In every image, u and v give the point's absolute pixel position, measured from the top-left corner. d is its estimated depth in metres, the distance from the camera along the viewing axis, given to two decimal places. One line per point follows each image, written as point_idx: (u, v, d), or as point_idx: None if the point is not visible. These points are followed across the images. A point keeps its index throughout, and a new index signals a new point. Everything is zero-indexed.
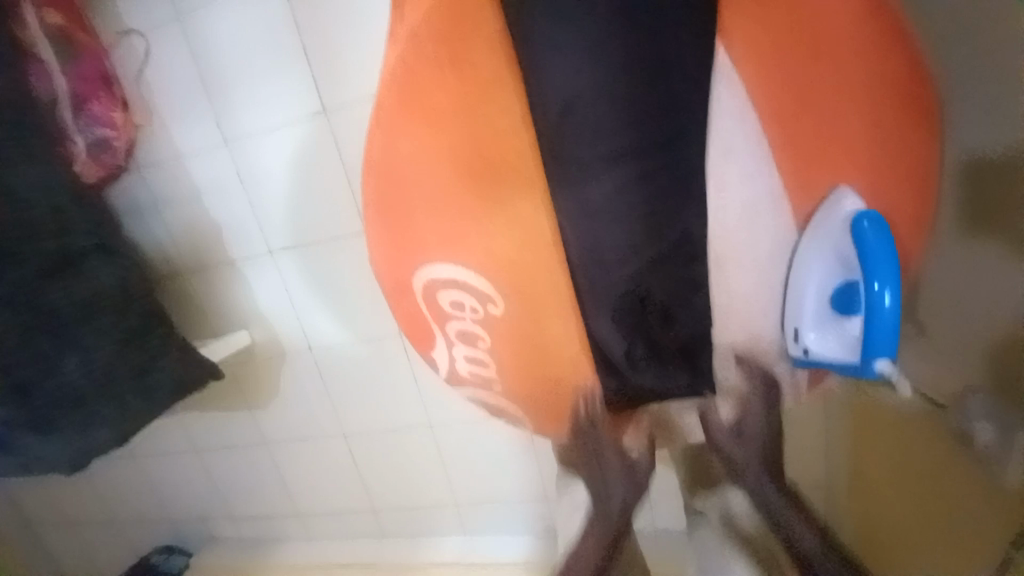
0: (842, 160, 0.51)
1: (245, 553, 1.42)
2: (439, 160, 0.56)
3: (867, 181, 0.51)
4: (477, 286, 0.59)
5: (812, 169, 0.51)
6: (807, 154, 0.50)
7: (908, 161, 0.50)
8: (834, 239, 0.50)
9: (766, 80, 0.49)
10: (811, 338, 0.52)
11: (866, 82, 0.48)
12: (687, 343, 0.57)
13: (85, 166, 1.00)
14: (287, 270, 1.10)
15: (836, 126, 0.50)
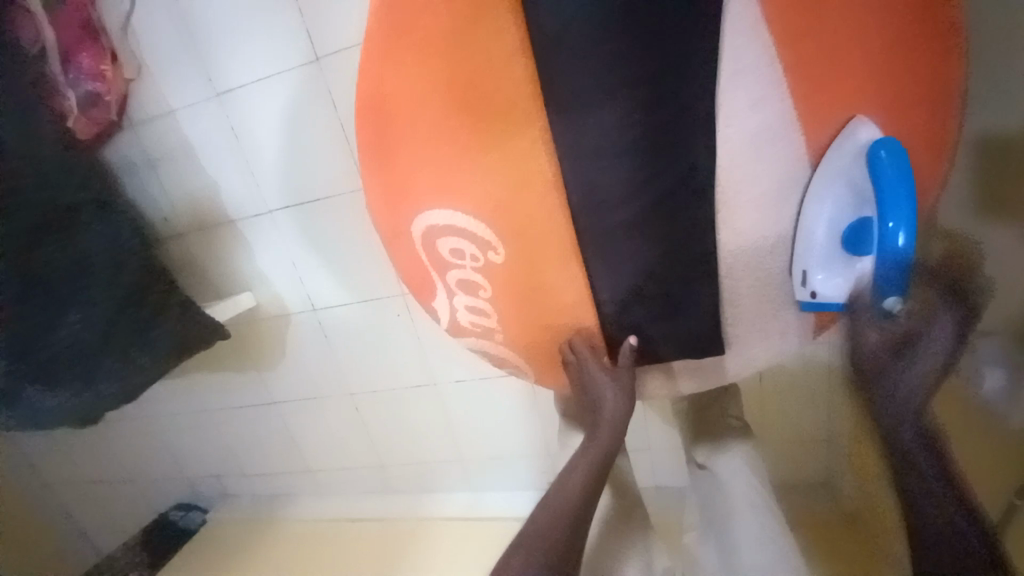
0: (857, 83, 0.48)
1: (259, 509, 1.47)
2: (434, 97, 0.54)
3: (881, 104, 0.49)
4: (476, 233, 0.58)
5: (824, 93, 0.48)
6: (819, 77, 0.48)
7: (921, 81, 0.48)
8: (850, 174, 0.49)
9: None
10: (818, 280, 0.53)
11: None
12: (694, 288, 0.56)
13: (78, 122, 0.99)
14: (287, 229, 1.09)
15: (853, 44, 0.47)
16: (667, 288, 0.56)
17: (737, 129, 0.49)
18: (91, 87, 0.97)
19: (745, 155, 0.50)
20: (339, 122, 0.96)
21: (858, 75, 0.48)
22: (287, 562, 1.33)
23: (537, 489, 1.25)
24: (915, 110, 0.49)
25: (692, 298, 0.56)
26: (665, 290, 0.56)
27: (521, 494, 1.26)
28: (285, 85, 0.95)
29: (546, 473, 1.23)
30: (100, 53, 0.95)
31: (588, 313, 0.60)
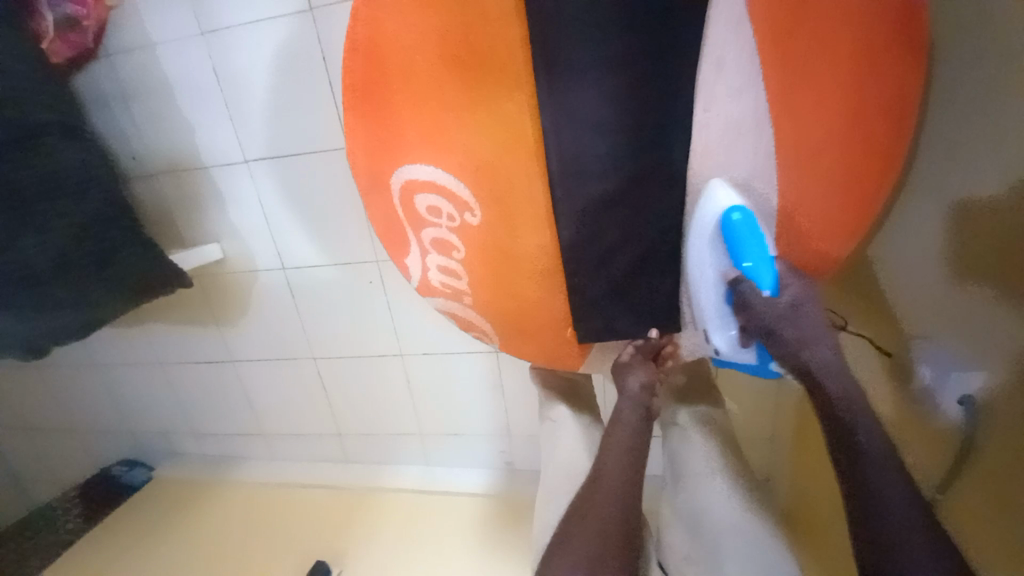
0: (824, 83, 0.49)
1: (208, 469, 1.44)
2: (426, 52, 0.54)
3: (845, 108, 0.49)
4: (455, 191, 0.58)
5: (794, 89, 0.49)
6: (792, 71, 0.49)
7: (882, 106, 0.49)
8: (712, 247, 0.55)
9: None
10: (719, 338, 0.59)
11: (862, 4, 0.47)
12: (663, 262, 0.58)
13: (53, 44, 0.94)
14: (264, 182, 1.07)
15: (827, 47, 0.48)
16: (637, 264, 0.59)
17: (715, 116, 0.51)
18: (72, 10, 0.93)
19: (718, 141, 0.52)
20: (329, 79, 0.95)
21: (825, 91, 0.49)
22: (233, 523, 1.31)
23: (494, 467, 1.27)
24: (877, 134, 0.50)
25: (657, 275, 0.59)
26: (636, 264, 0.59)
27: (476, 472, 1.28)
28: (278, 34, 0.93)
29: (503, 452, 1.25)
30: None
31: (560, 281, 0.61)
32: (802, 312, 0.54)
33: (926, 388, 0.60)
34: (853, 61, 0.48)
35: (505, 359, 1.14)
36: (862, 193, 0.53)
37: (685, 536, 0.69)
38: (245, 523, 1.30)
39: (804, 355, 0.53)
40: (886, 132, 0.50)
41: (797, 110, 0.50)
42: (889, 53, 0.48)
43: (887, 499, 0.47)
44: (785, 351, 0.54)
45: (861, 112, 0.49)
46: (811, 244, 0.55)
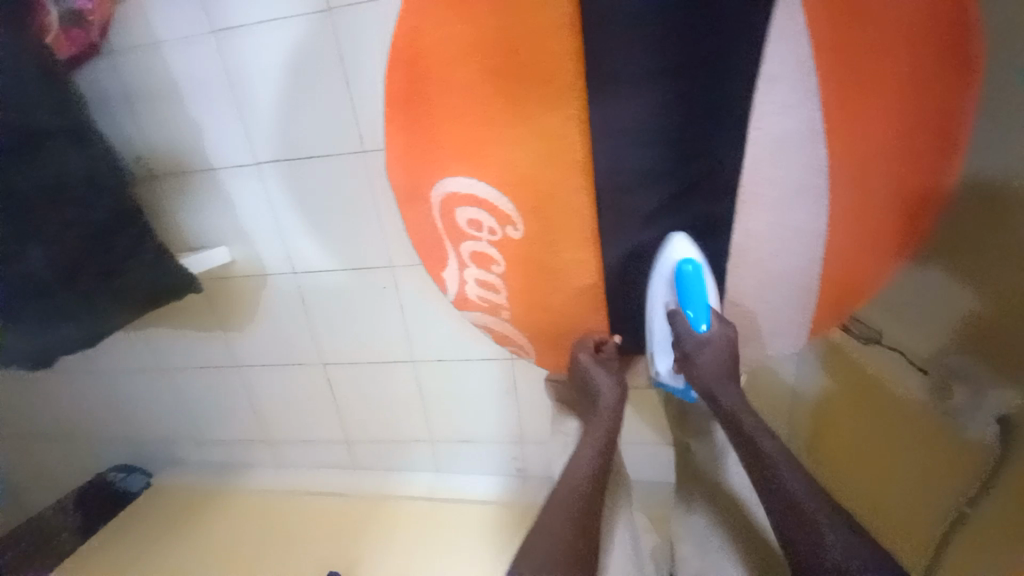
0: (869, 108, 0.49)
1: (211, 476, 1.41)
2: (472, 61, 0.53)
3: (890, 132, 0.50)
4: (496, 204, 0.57)
5: (842, 112, 0.48)
6: (839, 95, 0.48)
7: (931, 128, 0.50)
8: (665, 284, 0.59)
9: (810, 11, 0.46)
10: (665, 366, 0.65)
11: (908, 28, 0.47)
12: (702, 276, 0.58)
13: (56, 39, 0.90)
14: (273, 185, 1.04)
15: (874, 70, 0.48)
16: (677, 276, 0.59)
17: (765, 133, 0.50)
18: (77, 4, 0.90)
19: (769, 160, 0.51)
20: (346, 80, 0.92)
21: (878, 115, 0.49)
22: (239, 533, 1.28)
23: (505, 474, 1.26)
24: (921, 155, 0.51)
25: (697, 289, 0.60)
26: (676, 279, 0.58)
27: (487, 479, 1.27)
28: (293, 32, 0.90)
29: (515, 458, 1.24)
30: None
31: (601, 293, 0.61)
32: (707, 355, 0.57)
33: (959, 405, 0.60)
34: (905, 82, 0.48)
35: (520, 365, 1.13)
36: (909, 215, 0.53)
37: (694, 550, 0.69)
38: (251, 531, 1.27)
39: (714, 388, 0.57)
40: (928, 155, 0.51)
41: (851, 133, 0.49)
42: (937, 75, 0.48)
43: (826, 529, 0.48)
44: (699, 384, 0.58)
45: (911, 134, 0.50)
46: (854, 269, 0.55)
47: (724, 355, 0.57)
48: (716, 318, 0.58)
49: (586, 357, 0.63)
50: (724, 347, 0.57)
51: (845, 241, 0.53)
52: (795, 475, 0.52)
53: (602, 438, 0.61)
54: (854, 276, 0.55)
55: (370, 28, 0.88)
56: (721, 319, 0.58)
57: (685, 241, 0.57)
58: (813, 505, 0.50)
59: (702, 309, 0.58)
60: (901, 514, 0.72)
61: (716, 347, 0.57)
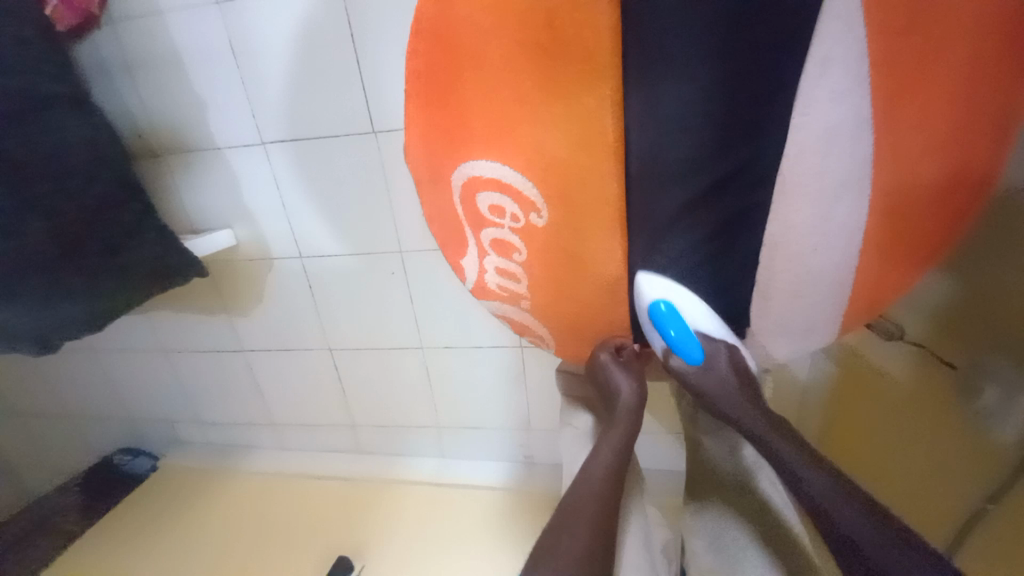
0: (930, 99, 0.46)
1: (216, 458, 1.41)
2: (501, 36, 0.50)
3: (948, 126, 0.47)
4: (522, 190, 0.55)
5: (902, 101, 0.46)
6: (900, 81, 0.45)
7: (983, 122, 0.47)
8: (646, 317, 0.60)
9: None
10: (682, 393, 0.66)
11: (979, 17, 0.44)
12: (734, 267, 0.55)
13: (56, 11, 0.86)
14: (280, 167, 1.01)
15: (939, 58, 0.45)
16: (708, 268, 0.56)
17: (811, 121, 0.47)
18: None
19: (813, 150, 0.48)
20: (356, 57, 0.89)
21: (930, 106, 0.46)
22: (244, 515, 1.28)
23: (511, 461, 1.26)
24: (974, 156, 0.49)
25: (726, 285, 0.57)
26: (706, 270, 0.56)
27: (493, 466, 1.27)
28: (302, 4, 0.86)
29: (522, 445, 1.24)
30: None
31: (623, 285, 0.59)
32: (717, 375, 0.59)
33: (989, 407, 0.61)
34: (961, 70, 0.45)
35: (529, 353, 1.11)
36: (952, 212, 0.51)
37: (707, 545, 0.69)
38: (259, 515, 1.27)
39: (718, 404, 0.59)
40: (980, 155, 0.49)
41: (901, 124, 0.46)
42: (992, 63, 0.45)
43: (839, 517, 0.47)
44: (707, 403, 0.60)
45: (961, 127, 0.47)
46: (894, 269, 0.53)
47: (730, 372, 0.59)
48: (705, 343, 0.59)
49: (605, 358, 0.65)
50: (729, 363, 0.59)
51: (885, 240, 0.51)
52: (814, 474, 0.50)
53: (622, 439, 0.61)
54: (891, 276, 0.54)
55: (382, 3, 0.84)
56: (710, 341, 0.59)
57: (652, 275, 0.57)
58: (844, 505, 0.48)
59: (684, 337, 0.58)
60: (921, 511, 0.73)
61: (726, 364, 0.59)
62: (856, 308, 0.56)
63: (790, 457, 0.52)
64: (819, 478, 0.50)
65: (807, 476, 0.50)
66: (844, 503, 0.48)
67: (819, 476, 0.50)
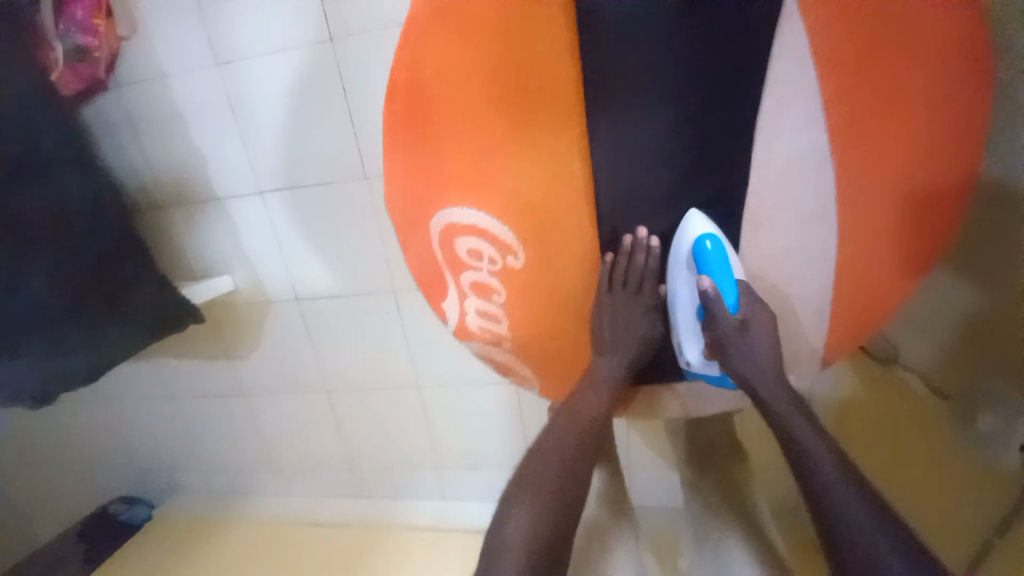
0: (897, 123, 0.47)
1: (213, 504, 1.39)
2: (472, 86, 0.52)
3: (917, 145, 0.48)
4: (498, 235, 0.55)
5: (869, 129, 0.47)
6: (866, 110, 0.46)
7: (950, 136, 0.49)
8: (685, 260, 0.53)
9: (833, 27, 0.45)
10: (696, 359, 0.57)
11: (931, 45, 0.46)
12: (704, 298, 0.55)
13: (62, 76, 0.91)
14: (276, 212, 1.04)
15: (902, 85, 0.46)
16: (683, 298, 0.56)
17: (774, 153, 0.48)
18: (82, 40, 0.90)
19: (780, 183, 0.48)
20: (347, 107, 0.93)
21: (898, 127, 0.47)
22: (240, 565, 1.24)
23: None
24: (946, 171, 0.50)
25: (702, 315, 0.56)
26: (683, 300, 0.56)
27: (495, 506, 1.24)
28: (294, 60, 0.91)
29: None
30: (97, 6, 0.89)
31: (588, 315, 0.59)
32: (756, 337, 0.52)
33: (988, 432, 0.61)
34: (924, 90, 0.47)
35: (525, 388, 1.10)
36: (927, 231, 0.52)
37: None
38: (255, 563, 1.24)
39: (748, 372, 0.54)
40: (951, 171, 0.50)
41: (870, 143, 0.47)
42: (949, 95, 0.48)
43: (853, 511, 0.50)
44: (735, 373, 0.55)
45: (930, 150, 0.49)
46: (884, 287, 0.53)
47: (769, 345, 0.53)
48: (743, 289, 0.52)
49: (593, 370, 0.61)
50: (769, 325, 0.52)
51: (865, 258, 0.51)
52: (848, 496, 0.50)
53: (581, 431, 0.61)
54: (878, 293, 0.53)
55: (370, 55, 0.88)
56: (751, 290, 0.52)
57: (703, 217, 0.51)
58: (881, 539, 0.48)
59: (726, 273, 0.51)
60: None
61: (764, 330, 0.52)
62: (841, 329, 0.54)
63: (813, 447, 0.54)
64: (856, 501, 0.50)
65: (846, 500, 0.50)
66: (860, 505, 0.50)
67: (835, 470, 0.52)
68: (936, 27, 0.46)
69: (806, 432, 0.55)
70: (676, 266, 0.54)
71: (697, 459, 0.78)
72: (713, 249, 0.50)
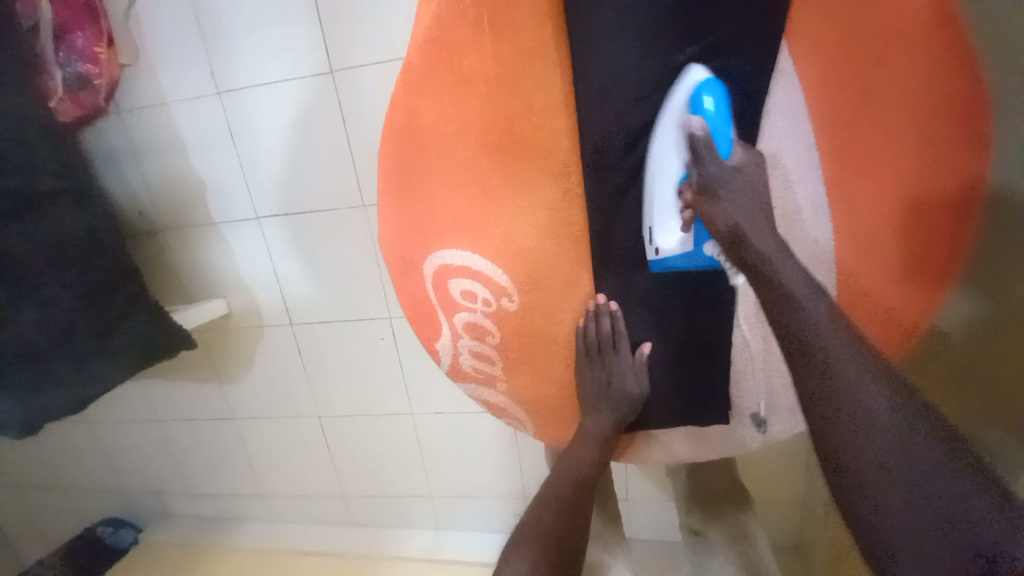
0: (869, 176, 0.43)
1: (203, 530, 1.37)
2: (468, 138, 0.52)
3: (895, 200, 0.43)
4: (492, 277, 0.55)
5: (839, 185, 0.44)
6: (833, 165, 0.44)
7: (946, 185, 0.41)
8: (677, 109, 0.46)
9: (806, 85, 0.44)
10: (665, 238, 0.50)
11: (911, 88, 0.40)
12: (702, 344, 0.53)
13: (62, 104, 0.91)
14: (273, 238, 1.04)
15: (874, 136, 0.42)
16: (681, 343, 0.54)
17: (774, 208, 0.46)
18: (83, 68, 0.91)
19: (776, 235, 0.46)
20: (345, 138, 0.93)
21: (872, 165, 0.43)
22: None
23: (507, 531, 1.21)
24: (944, 229, 0.42)
25: (701, 362, 0.54)
26: (686, 347, 0.54)
27: (490, 537, 1.22)
28: (294, 91, 0.92)
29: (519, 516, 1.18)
30: (99, 35, 0.91)
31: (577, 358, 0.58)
32: (744, 185, 0.45)
33: None
34: (904, 140, 0.41)
35: None
36: (929, 283, 0.43)
37: None
38: None
39: (739, 222, 0.46)
40: (954, 228, 0.42)
41: (839, 181, 0.44)
42: (954, 130, 0.40)
43: (867, 414, 0.40)
44: (717, 227, 0.47)
45: (909, 200, 0.42)
46: None
47: (761, 198, 0.45)
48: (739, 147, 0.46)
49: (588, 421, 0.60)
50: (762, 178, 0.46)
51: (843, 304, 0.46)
52: (884, 397, 0.40)
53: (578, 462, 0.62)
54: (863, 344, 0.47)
55: (369, 88, 0.89)
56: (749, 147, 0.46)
57: (704, 73, 0.45)
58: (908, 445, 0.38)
59: (723, 122, 0.45)
60: None
61: (756, 179, 0.45)
62: None
63: (830, 331, 0.43)
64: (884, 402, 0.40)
65: (868, 400, 0.40)
66: (888, 403, 0.40)
67: (861, 363, 0.41)
68: (920, 65, 0.40)
69: (826, 315, 0.43)
70: (663, 118, 0.47)
71: (699, 508, 0.75)
72: (711, 103, 0.45)
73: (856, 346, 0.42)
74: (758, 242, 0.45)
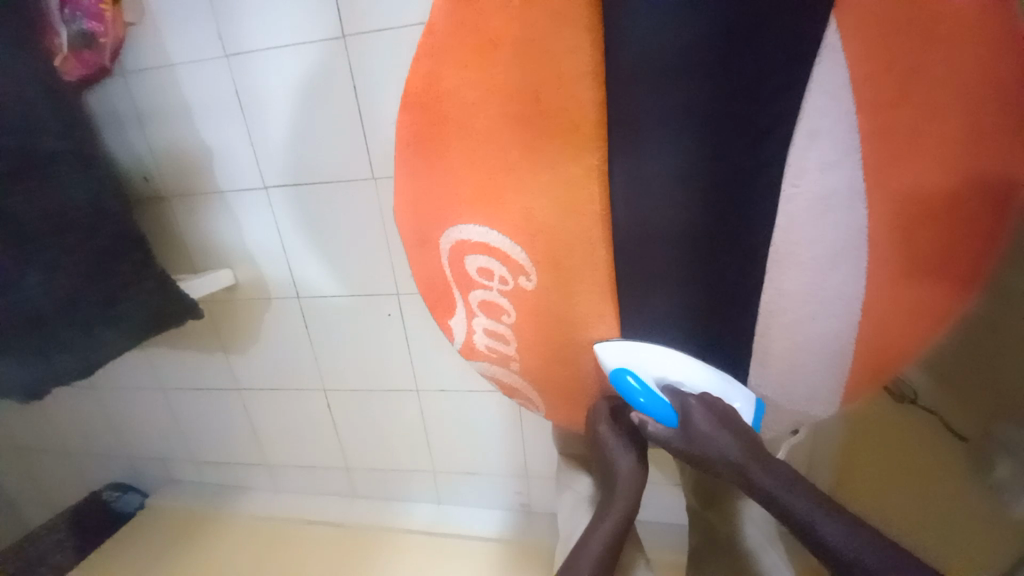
0: (923, 162, 0.42)
1: (207, 497, 1.39)
2: (490, 106, 0.50)
3: (945, 190, 0.43)
4: (509, 254, 0.54)
5: (893, 170, 0.42)
6: (888, 150, 0.41)
7: (986, 176, 0.43)
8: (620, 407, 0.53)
9: (864, 60, 0.40)
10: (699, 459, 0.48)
11: (968, 75, 0.40)
12: (723, 307, 0.49)
13: (66, 62, 0.89)
14: (281, 209, 1.02)
15: (931, 121, 0.41)
16: (705, 318, 0.50)
17: (806, 194, 0.43)
18: (88, 25, 0.86)
19: (805, 221, 0.44)
20: (357, 108, 0.90)
21: (933, 146, 0.41)
22: (227, 561, 1.23)
23: (508, 507, 1.22)
24: (975, 220, 0.44)
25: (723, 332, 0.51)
26: (706, 315, 0.50)
27: (492, 514, 1.23)
28: (305, 57, 0.88)
29: (520, 493, 1.20)
30: None
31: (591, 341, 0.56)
32: (705, 431, 0.47)
33: (1001, 481, 0.53)
34: (961, 127, 0.41)
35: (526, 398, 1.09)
36: (954, 273, 0.46)
37: None
38: (247, 558, 1.23)
39: (716, 453, 0.47)
40: (984, 218, 0.44)
41: (902, 158, 0.42)
42: (1001, 123, 0.41)
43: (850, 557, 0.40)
44: (716, 468, 0.47)
45: (954, 191, 0.43)
46: (905, 334, 0.49)
47: (723, 434, 0.47)
48: (672, 395, 0.51)
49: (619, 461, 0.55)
50: (752, 149, 0.43)
51: (886, 290, 0.46)
52: (855, 536, 0.41)
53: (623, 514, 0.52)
54: (890, 331, 0.48)
55: (383, 57, 0.86)
56: (675, 392, 0.50)
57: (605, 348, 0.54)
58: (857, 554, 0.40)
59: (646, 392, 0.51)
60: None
61: (706, 420, 0.47)
62: (863, 370, 0.50)
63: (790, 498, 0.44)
64: (830, 521, 0.42)
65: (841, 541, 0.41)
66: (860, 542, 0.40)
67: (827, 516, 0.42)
68: (979, 49, 0.39)
69: (779, 476, 0.45)
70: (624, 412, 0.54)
71: (702, 494, 0.76)
72: (635, 382, 0.51)
73: (806, 495, 0.44)
74: (752, 467, 0.46)
